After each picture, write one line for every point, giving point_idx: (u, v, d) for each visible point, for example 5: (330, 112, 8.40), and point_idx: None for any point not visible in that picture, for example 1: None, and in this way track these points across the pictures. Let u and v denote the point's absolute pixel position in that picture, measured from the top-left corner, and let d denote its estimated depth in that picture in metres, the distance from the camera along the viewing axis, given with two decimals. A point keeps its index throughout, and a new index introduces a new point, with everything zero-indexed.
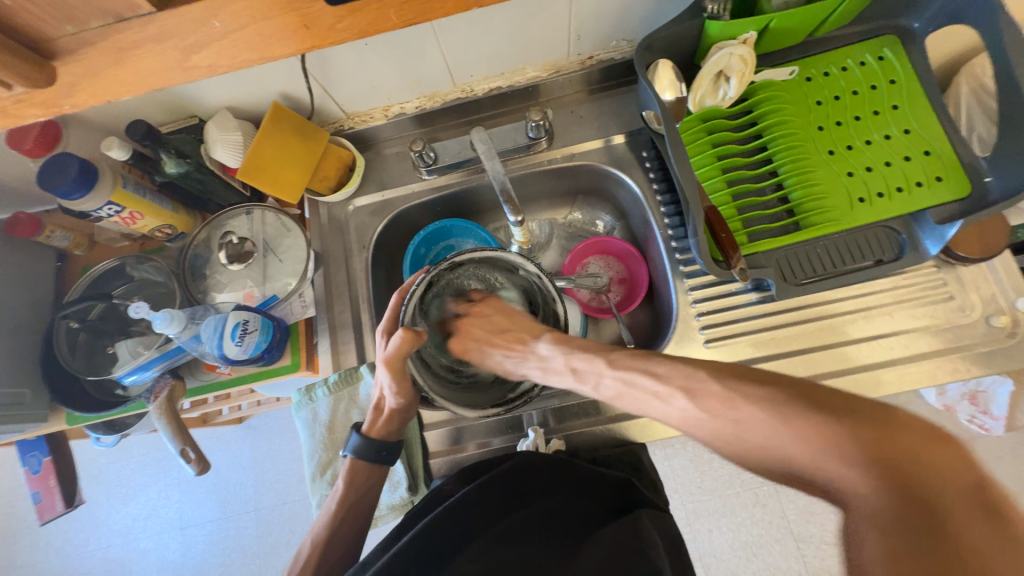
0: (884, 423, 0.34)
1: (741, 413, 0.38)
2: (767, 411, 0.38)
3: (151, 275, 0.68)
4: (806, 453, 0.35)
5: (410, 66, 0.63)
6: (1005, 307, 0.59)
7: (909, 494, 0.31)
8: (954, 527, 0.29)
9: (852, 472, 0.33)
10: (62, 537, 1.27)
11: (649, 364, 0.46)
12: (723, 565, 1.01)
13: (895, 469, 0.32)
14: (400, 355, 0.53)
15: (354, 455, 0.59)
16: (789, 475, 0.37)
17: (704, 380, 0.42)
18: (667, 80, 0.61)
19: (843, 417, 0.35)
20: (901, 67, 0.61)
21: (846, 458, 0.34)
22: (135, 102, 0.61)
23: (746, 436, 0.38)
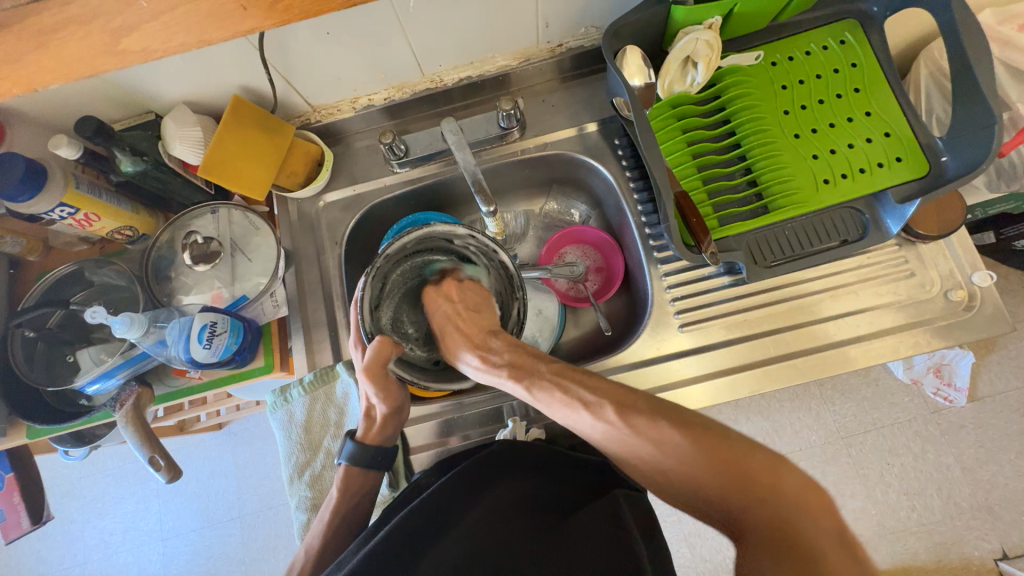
0: (781, 471, 0.40)
1: (660, 434, 0.43)
2: (684, 436, 0.43)
3: (112, 279, 0.65)
4: (711, 479, 0.41)
5: (376, 56, 0.62)
6: (962, 282, 0.61)
7: (794, 550, 0.37)
8: (819, 568, 0.36)
9: (749, 511, 0.39)
10: (35, 555, 1.22)
11: (587, 377, 0.49)
12: (708, 544, 1.03)
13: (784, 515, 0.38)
14: (380, 356, 0.50)
15: (348, 462, 0.58)
16: (692, 495, 0.43)
17: (634, 399, 0.46)
18: (636, 65, 0.61)
19: (736, 462, 0.41)
20: (862, 50, 0.62)
21: (741, 497, 0.40)
22: (84, 97, 0.58)
23: (661, 459, 0.43)
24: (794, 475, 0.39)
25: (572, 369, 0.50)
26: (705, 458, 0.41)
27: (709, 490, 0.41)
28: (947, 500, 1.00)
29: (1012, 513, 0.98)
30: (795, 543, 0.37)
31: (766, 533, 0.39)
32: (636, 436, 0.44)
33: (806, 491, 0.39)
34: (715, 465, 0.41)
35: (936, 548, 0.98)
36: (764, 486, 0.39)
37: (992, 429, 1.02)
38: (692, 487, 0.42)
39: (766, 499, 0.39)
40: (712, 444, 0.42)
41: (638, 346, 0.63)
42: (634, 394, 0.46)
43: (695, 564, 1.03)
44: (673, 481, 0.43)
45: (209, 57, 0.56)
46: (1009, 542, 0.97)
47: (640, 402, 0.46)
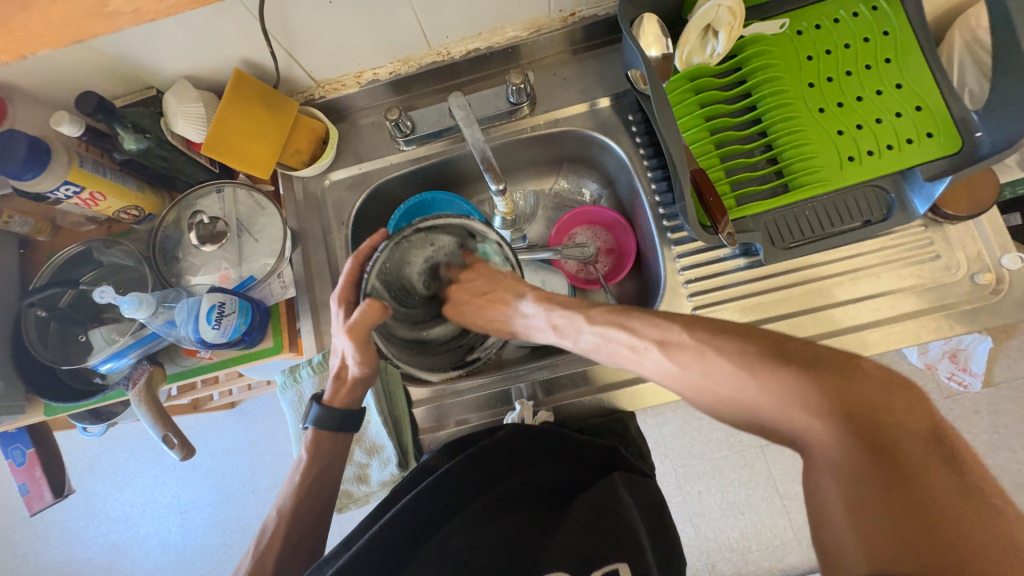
0: (847, 374, 0.38)
1: (709, 365, 0.42)
2: (734, 362, 0.41)
3: (120, 259, 0.65)
4: (773, 403, 0.39)
5: (380, 27, 0.59)
6: (989, 265, 0.59)
7: (891, 462, 0.34)
8: (915, 470, 0.33)
9: (823, 424, 0.37)
10: (61, 525, 1.27)
11: (626, 318, 0.48)
12: (713, 524, 1.04)
13: (862, 424, 0.36)
14: (365, 323, 0.50)
15: (316, 426, 0.57)
16: (754, 422, 0.41)
17: (678, 333, 0.45)
18: (653, 35, 0.58)
19: (809, 370, 0.38)
20: (895, 17, 0.58)
21: (814, 408, 0.37)
22: (84, 73, 0.57)
23: (716, 386, 0.42)
24: (863, 379, 0.37)
25: (609, 315, 0.50)
26: (761, 378, 0.40)
27: (771, 411, 0.39)
28: None
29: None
30: (891, 455, 0.34)
31: (855, 451, 0.35)
32: (685, 369, 0.44)
33: (885, 390, 0.37)
34: (777, 385, 0.39)
35: None
36: (835, 393, 0.37)
37: (1007, 415, 1.00)
38: (753, 410, 0.40)
39: (850, 408, 0.36)
40: (767, 361, 0.40)
41: None
42: (676, 328, 0.45)
43: (700, 543, 1.04)
44: (735, 409, 0.42)
45: (210, 29, 0.53)
46: None
47: (685, 336, 0.44)
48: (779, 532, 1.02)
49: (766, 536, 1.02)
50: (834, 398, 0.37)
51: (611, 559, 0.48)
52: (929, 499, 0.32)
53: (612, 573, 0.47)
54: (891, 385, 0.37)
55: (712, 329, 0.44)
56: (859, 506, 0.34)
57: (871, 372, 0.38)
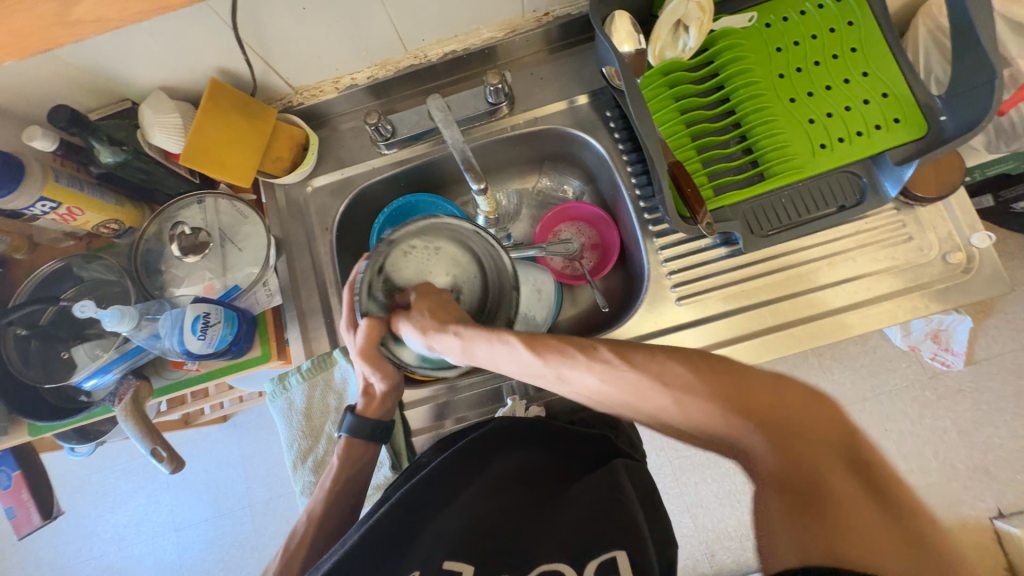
0: (773, 385, 0.41)
1: (645, 386, 0.43)
2: (672, 381, 0.43)
3: (102, 274, 0.64)
4: (713, 420, 0.41)
5: (356, 32, 0.60)
6: (960, 245, 0.60)
7: (813, 478, 0.38)
8: (831, 482, 0.37)
9: (752, 438, 0.40)
10: (51, 550, 1.24)
11: (560, 345, 0.45)
12: (710, 514, 1.06)
13: (787, 436, 0.39)
14: (371, 340, 0.50)
15: (349, 434, 0.57)
16: (698, 434, 0.43)
17: (602, 354, 0.44)
18: (625, 31, 0.59)
19: (739, 386, 0.41)
20: (859, 7, 0.60)
21: (748, 424, 0.40)
22: (57, 87, 0.56)
23: (655, 407, 0.43)
24: (786, 392, 0.41)
25: (540, 341, 0.46)
26: (694, 400, 0.42)
27: (712, 428, 0.42)
28: (943, 462, 1.02)
29: (1010, 475, 0.99)
30: (811, 473, 0.38)
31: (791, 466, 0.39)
32: (619, 390, 0.44)
33: (811, 405, 0.40)
34: (707, 406, 0.41)
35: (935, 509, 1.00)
36: (765, 411, 0.40)
37: (989, 392, 1.02)
38: (698, 429, 0.43)
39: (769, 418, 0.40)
40: (704, 382, 0.42)
41: (636, 321, 0.63)
42: (605, 352, 0.44)
43: (698, 533, 1.05)
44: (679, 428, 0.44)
45: (182, 39, 0.53)
46: (1005, 500, 0.99)
47: (611, 357, 0.44)
48: None
49: None
50: (767, 421, 0.40)
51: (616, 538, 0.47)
52: (846, 512, 0.36)
53: (612, 563, 0.45)
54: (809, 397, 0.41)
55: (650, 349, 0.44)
56: (785, 512, 0.37)
57: (798, 388, 0.41)
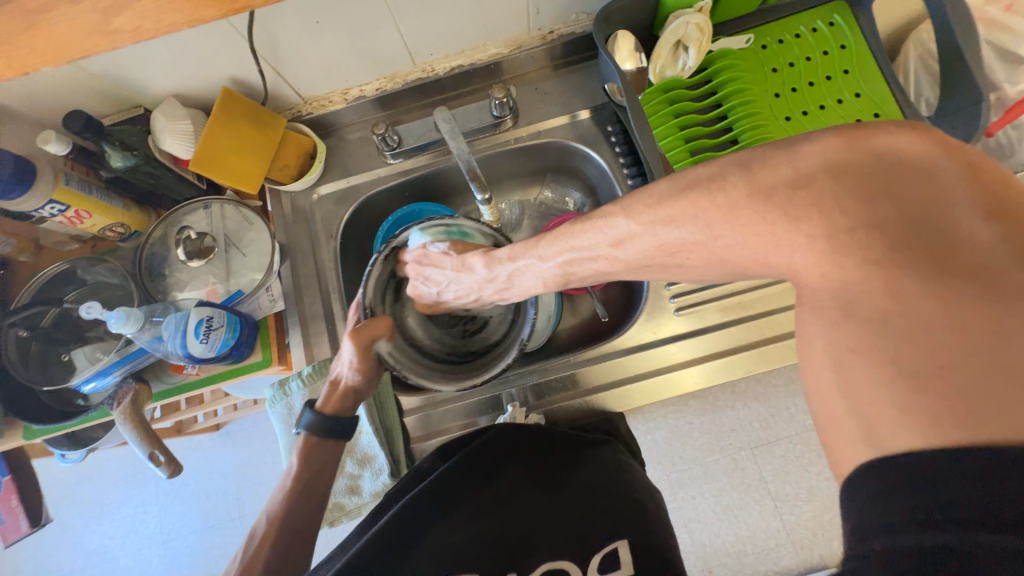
0: (834, 167, 0.30)
1: (665, 238, 0.37)
2: (693, 228, 0.35)
3: (106, 277, 0.65)
4: (743, 254, 0.33)
5: (367, 46, 0.61)
6: None
7: (899, 301, 0.26)
8: (926, 299, 0.26)
9: (804, 255, 0.30)
10: (34, 561, 1.21)
11: (572, 237, 0.44)
12: (707, 529, 1.05)
13: (859, 239, 0.28)
14: (370, 331, 0.55)
15: (307, 432, 0.56)
16: (729, 270, 0.36)
17: (623, 220, 0.39)
18: (627, 50, 0.62)
19: (781, 201, 0.31)
20: (851, 32, 0.62)
21: (793, 241, 0.30)
22: (72, 93, 0.57)
23: (688, 259, 0.37)
24: (844, 159, 0.30)
25: (557, 243, 0.45)
26: (722, 232, 0.33)
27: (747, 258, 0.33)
28: None
29: None
30: (897, 285, 0.27)
31: (869, 283, 0.27)
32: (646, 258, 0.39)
33: (889, 177, 0.29)
34: (736, 234, 0.33)
35: None
36: (824, 210, 0.30)
37: None
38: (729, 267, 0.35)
39: (887, 205, 0.28)
40: (728, 202, 0.33)
41: (636, 331, 0.63)
42: (620, 219, 0.39)
43: (695, 549, 1.04)
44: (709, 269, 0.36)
45: (198, 49, 0.55)
46: None
47: (630, 223, 0.38)
48: (772, 534, 1.02)
49: (760, 538, 1.03)
50: (829, 229, 0.29)
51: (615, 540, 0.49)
52: (941, 342, 0.25)
53: (612, 553, 0.48)
54: (947, 171, 0.28)
55: (689, 191, 0.35)
56: (849, 368, 0.27)
57: (865, 157, 0.30)
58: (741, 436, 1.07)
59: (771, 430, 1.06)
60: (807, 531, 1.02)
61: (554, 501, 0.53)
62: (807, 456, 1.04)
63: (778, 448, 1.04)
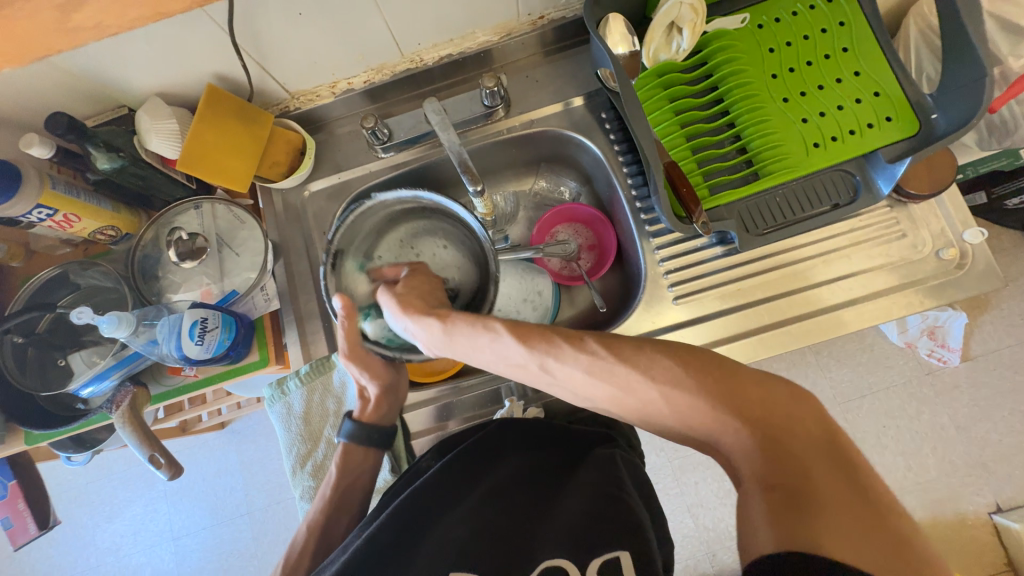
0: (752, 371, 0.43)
1: (626, 381, 0.44)
2: (670, 360, 0.44)
3: (99, 281, 0.64)
4: (703, 414, 0.41)
5: (352, 36, 0.60)
6: (953, 241, 0.61)
7: (795, 472, 0.36)
8: (809, 471, 0.36)
9: (740, 427, 0.40)
10: (48, 561, 1.23)
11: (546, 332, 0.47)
12: (711, 514, 1.06)
13: (767, 424, 0.39)
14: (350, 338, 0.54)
15: (347, 440, 0.62)
16: (688, 432, 0.43)
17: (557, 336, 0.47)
18: (619, 34, 0.60)
19: (722, 376, 0.42)
20: (849, 8, 0.61)
21: (729, 410, 0.41)
22: (53, 94, 0.56)
23: (652, 408, 0.44)
24: (774, 384, 0.42)
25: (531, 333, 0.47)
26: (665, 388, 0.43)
27: (702, 425, 0.42)
28: (942, 459, 1.02)
29: (1007, 469, 1.00)
30: (788, 459, 0.37)
31: (778, 458, 0.38)
32: (611, 383, 0.45)
33: (787, 390, 0.41)
34: (677, 396, 0.42)
35: (934, 505, 1.01)
36: (751, 399, 0.41)
37: (986, 388, 1.03)
38: (691, 428, 0.43)
39: (771, 405, 0.40)
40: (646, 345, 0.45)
41: (634, 321, 0.63)
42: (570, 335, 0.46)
43: (699, 533, 1.05)
44: (679, 428, 0.44)
45: (177, 44, 0.53)
46: (1003, 495, 0.99)
47: (580, 354, 0.45)
48: None
49: None
50: (747, 406, 0.40)
51: (617, 541, 0.46)
52: (821, 503, 0.34)
53: (614, 563, 0.44)
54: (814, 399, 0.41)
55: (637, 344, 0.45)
56: (771, 507, 0.35)
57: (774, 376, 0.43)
58: None
59: None
60: None
61: (551, 498, 0.53)
62: None
63: None
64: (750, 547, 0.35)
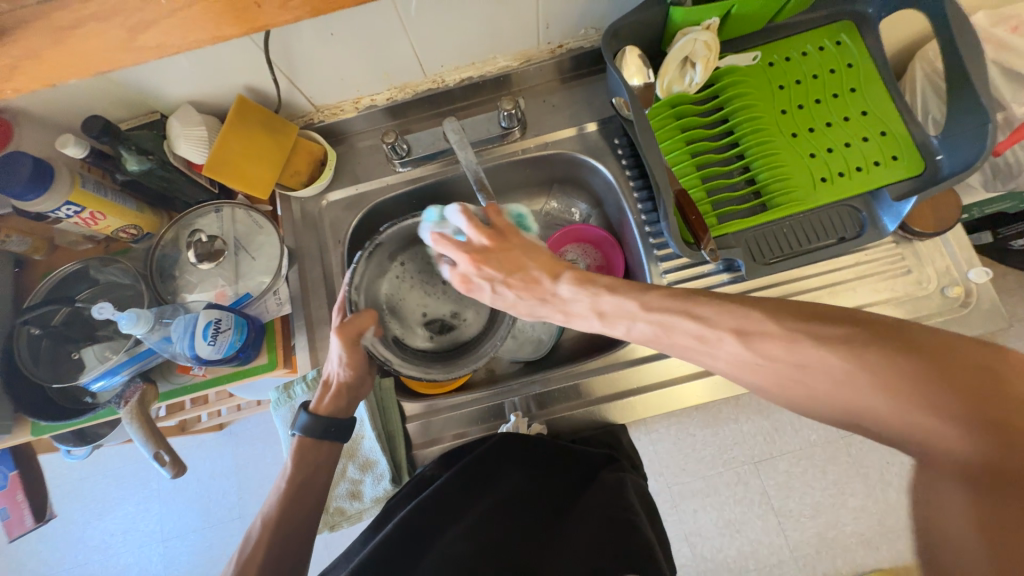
0: (989, 354, 0.31)
1: (803, 357, 0.35)
2: (854, 345, 0.34)
3: (117, 277, 0.66)
4: (885, 406, 0.32)
5: (379, 57, 0.62)
6: (958, 279, 0.62)
7: None
8: None
9: (957, 428, 0.30)
10: (37, 557, 1.22)
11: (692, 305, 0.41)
12: (708, 544, 1.04)
13: (1011, 427, 0.29)
14: (357, 326, 0.56)
15: (302, 432, 0.57)
16: (850, 418, 0.35)
17: (760, 320, 0.37)
18: (635, 66, 0.62)
19: (933, 361, 0.32)
20: (858, 51, 0.63)
21: (941, 405, 0.31)
22: (93, 99, 0.59)
23: (811, 385, 0.35)
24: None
25: (666, 300, 0.42)
26: (868, 368, 0.33)
27: (886, 415, 0.32)
28: None
29: None
30: None
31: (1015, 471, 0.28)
32: (772, 363, 0.37)
33: None
34: (883, 377, 0.32)
35: None
36: (979, 392, 0.30)
37: None
38: (862, 415, 0.34)
39: (1013, 404, 0.29)
40: (826, 325, 0.35)
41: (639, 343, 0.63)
42: (757, 316, 0.38)
43: (696, 563, 1.03)
44: (841, 412, 0.35)
45: (211, 57, 0.56)
46: None
47: (769, 323, 0.37)
48: (773, 550, 1.01)
49: (762, 554, 1.02)
50: (975, 405, 0.30)
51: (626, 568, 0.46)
52: None
53: None
54: None
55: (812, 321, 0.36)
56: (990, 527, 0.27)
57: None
58: (744, 450, 1.06)
59: (774, 444, 1.05)
60: (809, 547, 1.01)
61: (557, 520, 0.53)
62: (809, 472, 1.03)
63: (781, 463, 1.03)
64: (943, 560, 0.28)
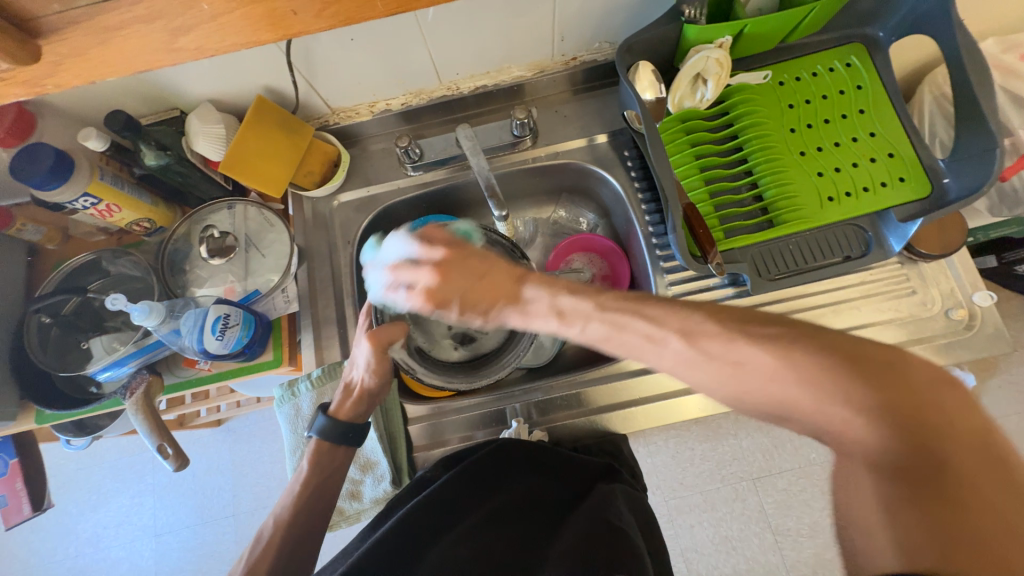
0: (893, 356, 0.33)
1: (740, 354, 0.35)
2: (811, 349, 0.34)
3: (127, 270, 0.66)
4: (809, 399, 0.33)
5: (397, 63, 0.64)
6: (963, 302, 0.62)
7: (949, 486, 0.28)
8: (969, 476, 0.29)
9: (877, 431, 0.31)
10: (28, 547, 1.21)
11: (641, 306, 0.40)
12: (704, 559, 1.03)
13: (918, 426, 0.30)
14: (389, 334, 0.55)
15: (319, 435, 0.58)
16: (785, 414, 0.35)
17: (703, 319, 0.38)
18: (648, 80, 0.64)
19: (858, 362, 0.32)
20: (867, 74, 0.64)
21: (856, 405, 0.31)
22: (117, 94, 0.60)
23: (747, 385, 0.35)
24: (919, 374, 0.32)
25: (621, 302, 0.41)
26: (797, 366, 0.33)
27: (806, 408, 0.33)
28: None
29: None
30: (936, 468, 0.29)
31: (922, 470, 0.29)
32: (710, 360, 0.36)
33: (941, 382, 0.31)
34: (809, 372, 0.33)
35: None
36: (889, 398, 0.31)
37: None
38: (785, 408, 0.34)
39: (922, 410, 0.31)
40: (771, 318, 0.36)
41: None
42: (700, 316, 0.38)
43: None
44: (766, 407, 0.35)
45: (234, 57, 0.57)
46: None
47: (709, 323, 0.37)
48: (769, 568, 1.01)
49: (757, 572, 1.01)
50: (886, 401, 0.31)
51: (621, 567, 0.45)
52: (982, 532, 0.27)
53: None
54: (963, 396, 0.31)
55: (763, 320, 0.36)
56: (899, 523, 0.29)
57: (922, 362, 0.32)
58: (742, 466, 1.05)
59: (772, 461, 1.04)
60: (807, 567, 1.00)
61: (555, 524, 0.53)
62: (808, 491, 1.02)
63: (780, 480, 1.03)
64: (863, 554, 0.30)
